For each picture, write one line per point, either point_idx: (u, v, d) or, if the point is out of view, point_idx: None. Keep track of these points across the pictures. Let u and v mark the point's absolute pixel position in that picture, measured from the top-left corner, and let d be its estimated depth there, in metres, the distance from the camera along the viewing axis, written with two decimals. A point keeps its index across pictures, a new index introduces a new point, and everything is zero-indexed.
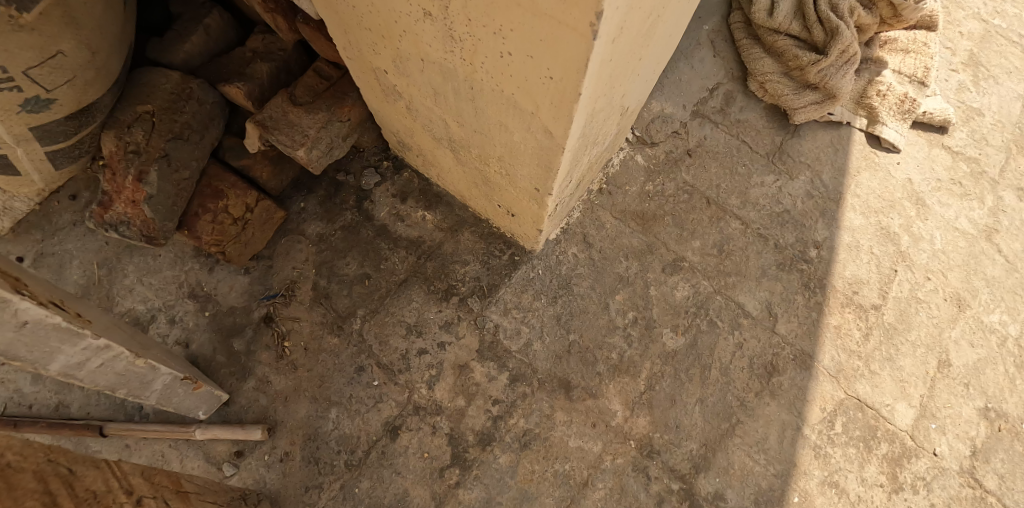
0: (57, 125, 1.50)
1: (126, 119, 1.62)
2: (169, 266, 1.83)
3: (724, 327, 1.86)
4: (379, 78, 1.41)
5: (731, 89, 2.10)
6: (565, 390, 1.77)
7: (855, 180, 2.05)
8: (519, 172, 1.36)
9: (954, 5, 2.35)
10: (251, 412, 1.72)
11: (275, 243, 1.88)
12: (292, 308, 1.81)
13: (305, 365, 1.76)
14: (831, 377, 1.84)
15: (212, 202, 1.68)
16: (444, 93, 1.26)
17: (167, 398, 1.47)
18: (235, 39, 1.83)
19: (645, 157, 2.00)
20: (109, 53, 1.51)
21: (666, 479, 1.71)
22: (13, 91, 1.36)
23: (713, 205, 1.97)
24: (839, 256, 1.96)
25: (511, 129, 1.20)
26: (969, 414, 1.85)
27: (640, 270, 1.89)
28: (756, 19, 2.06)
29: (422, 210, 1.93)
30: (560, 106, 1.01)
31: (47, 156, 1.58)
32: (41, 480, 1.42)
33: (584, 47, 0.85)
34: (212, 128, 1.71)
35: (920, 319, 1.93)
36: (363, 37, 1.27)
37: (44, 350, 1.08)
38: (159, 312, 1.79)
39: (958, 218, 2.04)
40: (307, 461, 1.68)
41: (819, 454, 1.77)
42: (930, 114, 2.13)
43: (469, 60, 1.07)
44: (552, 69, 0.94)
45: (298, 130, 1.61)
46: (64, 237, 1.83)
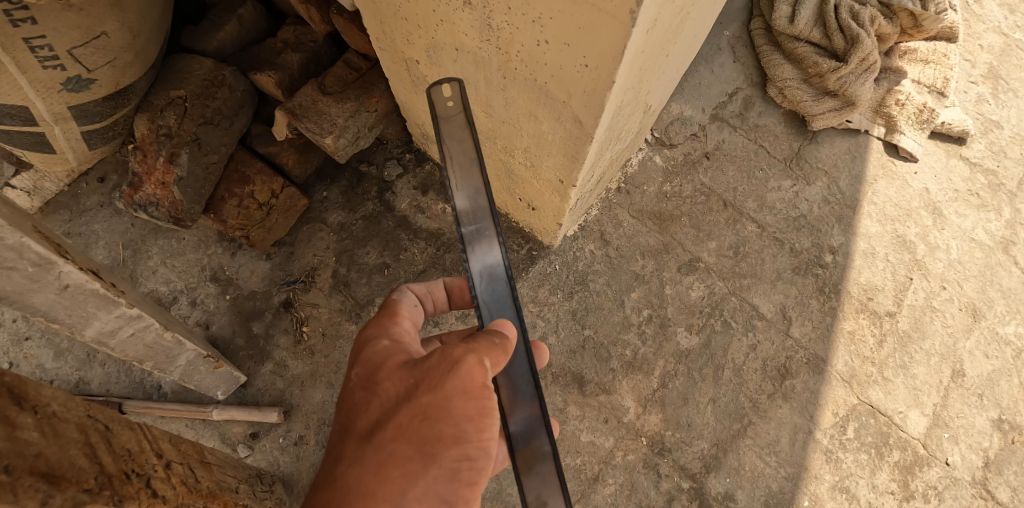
0: (95, 105, 1.54)
1: (159, 102, 1.65)
2: (192, 249, 1.86)
3: (738, 328, 1.87)
4: (411, 69, 1.44)
5: (750, 94, 2.13)
6: (578, 385, 1.78)
7: (872, 187, 2.06)
8: (544, 163, 1.39)
9: (975, 18, 2.37)
10: (268, 395, 1.74)
11: (297, 230, 1.91)
12: (311, 294, 1.84)
13: (322, 351, 1.79)
14: (844, 382, 1.84)
15: (239, 187, 1.71)
16: (475, 83, 1.29)
17: (189, 374, 1.50)
18: (267, 30, 1.87)
19: (664, 158, 2.02)
20: (149, 37, 1.56)
21: (676, 477, 1.72)
22: (56, 68, 1.41)
23: (729, 208, 1.99)
24: (855, 262, 1.97)
25: (541, 120, 1.23)
26: (982, 425, 1.85)
27: (656, 269, 1.90)
28: (777, 26, 2.09)
29: (442, 203, 1.96)
30: (593, 95, 1.04)
31: (82, 136, 1.63)
32: (85, 440, 0.83)
33: (622, 35, 0.88)
34: (242, 115, 1.75)
35: (935, 328, 1.93)
36: (399, 27, 1.30)
37: (81, 314, 1.11)
38: (181, 293, 1.82)
39: (975, 229, 2.05)
40: (321, 446, 1.70)
41: (830, 459, 1.77)
42: (949, 125, 2.15)
43: (504, 50, 1.10)
44: (588, 57, 0.97)
45: (327, 118, 1.65)
46: (91, 218, 1.88)
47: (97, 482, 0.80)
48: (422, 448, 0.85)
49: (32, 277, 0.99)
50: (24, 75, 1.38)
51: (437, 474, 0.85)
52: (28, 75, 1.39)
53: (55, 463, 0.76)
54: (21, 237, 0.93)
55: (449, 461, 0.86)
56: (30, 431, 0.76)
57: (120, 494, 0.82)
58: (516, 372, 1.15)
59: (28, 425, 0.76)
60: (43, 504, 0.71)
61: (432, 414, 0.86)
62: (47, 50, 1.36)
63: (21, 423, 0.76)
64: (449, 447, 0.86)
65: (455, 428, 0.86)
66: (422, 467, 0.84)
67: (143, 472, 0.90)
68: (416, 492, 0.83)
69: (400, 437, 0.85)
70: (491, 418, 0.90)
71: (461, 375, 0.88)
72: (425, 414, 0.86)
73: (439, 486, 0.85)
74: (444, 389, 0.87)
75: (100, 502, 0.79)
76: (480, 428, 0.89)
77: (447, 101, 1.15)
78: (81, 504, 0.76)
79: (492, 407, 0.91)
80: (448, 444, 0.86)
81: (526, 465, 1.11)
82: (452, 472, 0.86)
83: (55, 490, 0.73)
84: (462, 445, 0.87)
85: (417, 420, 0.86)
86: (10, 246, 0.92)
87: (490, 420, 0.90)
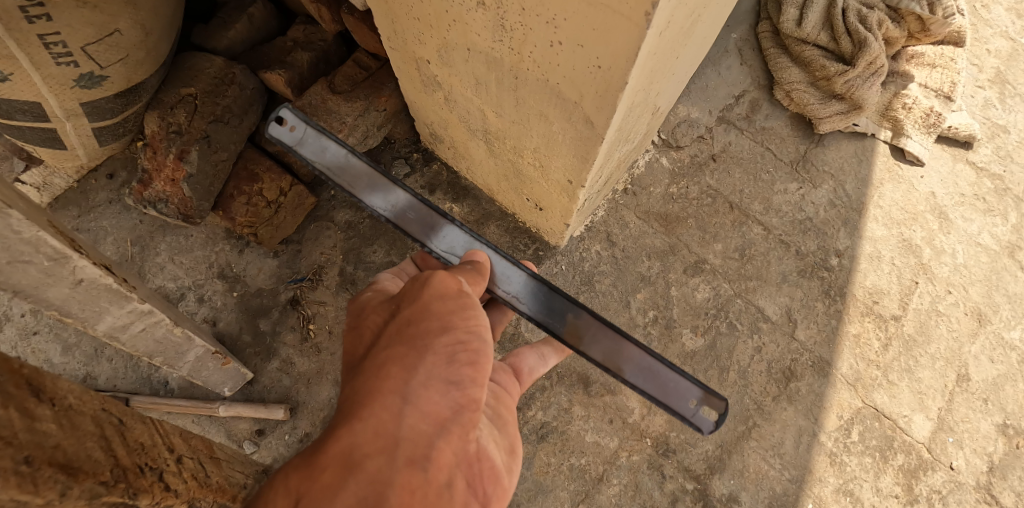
0: (106, 102, 1.55)
1: (169, 100, 1.67)
2: (200, 246, 1.87)
3: (743, 330, 1.87)
4: (421, 69, 1.45)
5: (757, 97, 2.14)
6: (583, 385, 1.78)
7: (878, 191, 2.06)
8: (553, 163, 1.39)
9: (982, 23, 2.37)
10: (274, 392, 1.75)
11: (304, 228, 1.92)
12: (318, 292, 1.85)
13: (329, 349, 1.80)
14: (849, 385, 1.85)
15: (248, 185, 1.73)
16: (486, 83, 1.29)
17: (197, 370, 1.51)
18: (276, 29, 1.88)
19: (670, 160, 2.02)
20: (161, 35, 1.56)
21: (681, 478, 1.72)
22: (69, 65, 1.42)
23: (735, 210, 1.99)
24: (860, 265, 1.97)
25: (551, 120, 1.23)
26: (987, 430, 1.85)
27: (662, 270, 1.91)
28: (784, 29, 2.10)
29: (449, 202, 1.96)
30: (605, 95, 1.04)
31: (93, 133, 1.64)
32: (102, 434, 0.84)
33: (637, 36, 0.89)
34: (251, 113, 1.76)
35: (940, 332, 1.93)
36: (411, 27, 1.31)
37: (94, 309, 1.12)
38: (188, 290, 1.83)
39: (981, 233, 2.05)
40: None
41: (835, 462, 1.77)
42: (955, 129, 2.15)
43: (517, 50, 1.11)
44: (601, 58, 0.97)
45: (336, 117, 1.65)
46: (100, 214, 1.89)
47: (113, 474, 0.81)
48: (414, 342, 0.89)
49: (46, 271, 0.99)
50: (37, 71, 1.39)
51: (435, 360, 0.87)
52: (41, 72, 1.40)
53: (72, 455, 0.77)
54: (37, 231, 0.93)
55: (443, 346, 0.89)
56: (48, 423, 0.77)
57: (134, 487, 0.83)
58: (514, 284, 1.22)
59: (46, 418, 0.77)
60: (61, 496, 0.73)
61: (416, 316, 0.93)
62: (61, 47, 1.37)
63: (39, 416, 0.76)
64: (439, 336, 0.90)
65: (440, 320, 0.92)
66: (420, 357, 0.87)
67: (156, 466, 0.90)
68: (420, 379, 0.85)
69: (392, 341, 0.90)
70: (475, 313, 0.96)
71: (435, 282, 0.97)
72: (409, 318, 0.92)
73: (441, 371, 0.87)
74: (422, 298, 0.95)
75: (115, 495, 0.79)
76: (465, 318, 0.94)
77: (289, 127, 1.23)
78: (98, 496, 0.76)
79: (473, 306, 0.97)
80: (438, 334, 0.90)
81: (577, 338, 1.18)
82: (449, 355, 0.89)
83: (73, 481, 0.74)
84: (451, 332, 0.91)
85: (404, 326, 0.92)
86: (26, 241, 0.93)
87: (474, 314, 0.96)
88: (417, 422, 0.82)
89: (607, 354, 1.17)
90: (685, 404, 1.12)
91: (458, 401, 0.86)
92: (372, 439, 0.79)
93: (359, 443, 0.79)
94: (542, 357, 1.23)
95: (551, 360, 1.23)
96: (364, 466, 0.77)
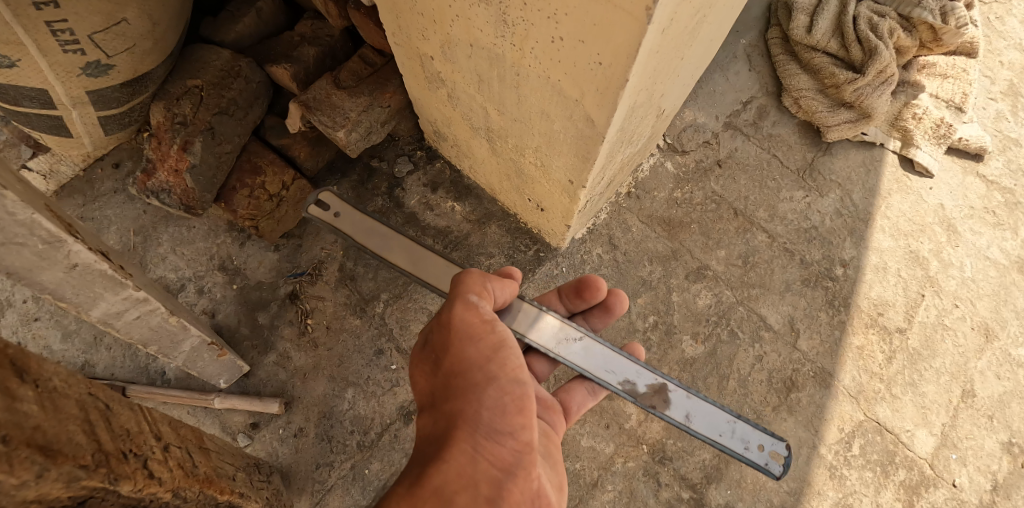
0: (113, 91, 1.56)
1: (176, 91, 1.67)
2: (202, 238, 1.87)
3: (744, 338, 1.85)
4: (425, 65, 1.45)
5: (765, 103, 2.12)
6: None
7: (885, 201, 2.04)
8: (555, 163, 1.38)
9: (996, 34, 2.34)
10: (270, 385, 1.75)
11: (306, 223, 1.92)
12: (317, 287, 1.85)
13: (326, 343, 1.80)
14: (851, 397, 1.82)
15: (250, 178, 1.73)
16: (488, 80, 1.29)
17: (192, 361, 1.51)
18: (285, 24, 1.88)
19: (675, 164, 2.01)
20: (169, 26, 1.57)
21: (677, 487, 1.70)
22: (76, 53, 1.42)
23: (740, 217, 1.98)
24: (866, 276, 1.94)
25: (553, 118, 1.22)
26: (992, 448, 1.81)
27: (663, 275, 1.89)
28: (793, 36, 2.08)
29: (451, 201, 1.95)
30: (605, 93, 1.03)
31: (99, 121, 1.65)
32: (88, 423, 0.83)
33: (638, 32, 0.88)
34: (256, 107, 1.76)
35: (946, 347, 1.90)
36: (415, 22, 1.31)
37: (88, 294, 1.12)
38: (189, 281, 1.84)
39: (990, 247, 2.02)
40: (320, 439, 1.71)
41: (834, 476, 1.74)
42: (966, 140, 2.12)
43: (519, 46, 1.10)
44: (602, 54, 0.96)
45: (340, 112, 1.65)
46: (105, 203, 1.90)
47: (94, 459, 0.80)
48: (469, 395, 1.04)
49: (41, 254, 0.99)
50: (45, 58, 1.40)
51: (491, 413, 1.03)
52: (49, 59, 1.41)
53: (52, 436, 0.76)
54: (32, 213, 0.93)
55: (493, 398, 1.04)
56: (30, 404, 0.76)
57: (116, 473, 0.82)
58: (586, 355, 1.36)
59: (29, 398, 0.76)
60: (37, 477, 0.71)
61: (460, 369, 1.08)
62: (68, 34, 1.38)
63: (21, 396, 0.75)
64: (487, 386, 1.05)
65: (483, 371, 1.06)
66: (477, 409, 1.03)
67: (140, 453, 0.90)
68: (481, 430, 1.01)
69: (452, 397, 1.06)
70: (507, 352, 1.10)
71: (460, 325, 1.10)
72: (454, 370, 1.08)
73: (497, 422, 1.03)
74: (457, 345, 1.09)
75: (95, 479, 0.78)
76: (503, 364, 1.08)
77: None
78: (76, 479, 0.76)
79: (501, 339, 1.11)
80: (485, 386, 1.05)
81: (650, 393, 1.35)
82: (501, 405, 1.04)
83: (51, 463, 0.73)
84: (495, 383, 1.06)
85: (453, 378, 1.08)
86: (21, 222, 0.93)
87: (508, 355, 1.10)
88: (488, 468, 0.98)
89: (686, 413, 1.34)
90: (754, 453, 1.33)
91: (516, 444, 1.03)
92: (455, 479, 0.96)
93: (445, 481, 0.95)
94: (592, 390, 1.41)
95: (599, 395, 1.41)
96: (454, 500, 0.93)
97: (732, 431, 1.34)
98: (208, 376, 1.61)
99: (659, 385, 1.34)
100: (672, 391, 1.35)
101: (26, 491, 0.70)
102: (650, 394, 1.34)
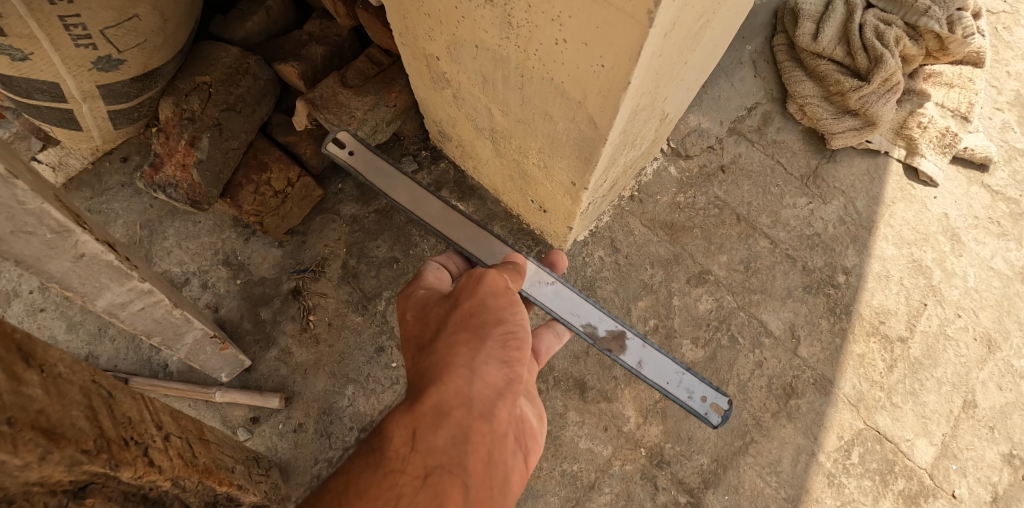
0: (123, 86, 1.58)
1: (185, 87, 1.69)
2: (207, 233, 1.89)
3: (745, 344, 1.85)
4: (430, 65, 1.46)
5: (770, 109, 2.12)
6: (580, 391, 1.77)
7: (889, 209, 2.04)
8: (557, 165, 1.39)
9: (1003, 45, 2.34)
10: (271, 381, 1.76)
11: (310, 220, 1.94)
12: (319, 284, 1.86)
13: (327, 340, 1.81)
14: (851, 405, 1.81)
15: (257, 174, 1.75)
16: (492, 81, 1.30)
17: (195, 353, 1.52)
18: (294, 22, 1.90)
19: (679, 169, 2.01)
20: (179, 22, 1.59)
21: (674, 491, 1.70)
22: (88, 48, 1.44)
23: (742, 222, 1.98)
24: (868, 284, 1.94)
25: (555, 120, 1.23)
26: (992, 459, 1.80)
27: (665, 279, 1.89)
28: (800, 42, 2.08)
29: (455, 201, 1.96)
30: (608, 95, 1.04)
31: (108, 115, 1.67)
32: (91, 410, 0.84)
33: (640, 35, 0.89)
34: (264, 104, 1.77)
35: (948, 357, 1.89)
36: (421, 23, 1.32)
37: (94, 284, 1.13)
38: (193, 275, 1.85)
39: (993, 257, 2.01)
40: (319, 434, 1.72)
41: (833, 483, 1.73)
42: (971, 150, 2.12)
43: (523, 47, 1.11)
44: (604, 57, 0.97)
45: (346, 111, 1.67)
46: (112, 197, 1.92)
47: (96, 444, 0.81)
48: (476, 330, 1.02)
49: (49, 243, 1.01)
50: (58, 52, 1.42)
51: (494, 345, 1.01)
52: (61, 53, 1.43)
53: (55, 421, 0.77)
54: (42, 203, 0.95)
55: (499, 334, 1.02)
56: (35, 388, 0.77)
57: (117, 459, 0.83)
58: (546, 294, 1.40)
59: (33, 382, 0.77)
60: (40, 459, 0.73)
61: (475, 309, 1.05)
62: (80, 29, 1.40)
63: (26, 380, 0.76)
64: (495, 324, 1.03)
65: (496, 314, 1.05)
66: (479, 338, 1.01)
67: (142, 441, 0.92)
68: (482, 355, 0.99)
69: (459, 329, 1.03)
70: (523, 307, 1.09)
71: (483, 279, 1.08)
72: (468, 308, 1.05)
73: (498, 353, 1.01)
74: (478, 294, 1.07)
75: (96, 464, 0.80)
76: (515, 311, 1.07)
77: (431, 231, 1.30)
78: (78, 464, 0.77)
79: (520, 301, 1.10)
80: (495, 324, 1.03)
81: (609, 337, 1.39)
82: (504, 341, 1.02)
83: (54, 446, 0.74)
84: (505, 324, 1.04)
85: (466, 316, 1.04)
86: (31, 212, 0.94)
87: (520, 307, 1.08)
88: (483, 389, 0.96)
89: (639, 360, 1.39)
90: (696, 402, 1.37)
91: (511, 373, 1.01)
92: (453, 395, 0.93)
93: (445, 397, 0.93)
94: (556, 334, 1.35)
95: None
96: (452, 416, 0.91)
97: (680, 381, 1.39)
98: (209, 368, 1.62)
99: (618, 331, 1.39)
100: (628, 338, 1.39)
101: (28, 472, 0.72)
102: (609, 339, 1.39)
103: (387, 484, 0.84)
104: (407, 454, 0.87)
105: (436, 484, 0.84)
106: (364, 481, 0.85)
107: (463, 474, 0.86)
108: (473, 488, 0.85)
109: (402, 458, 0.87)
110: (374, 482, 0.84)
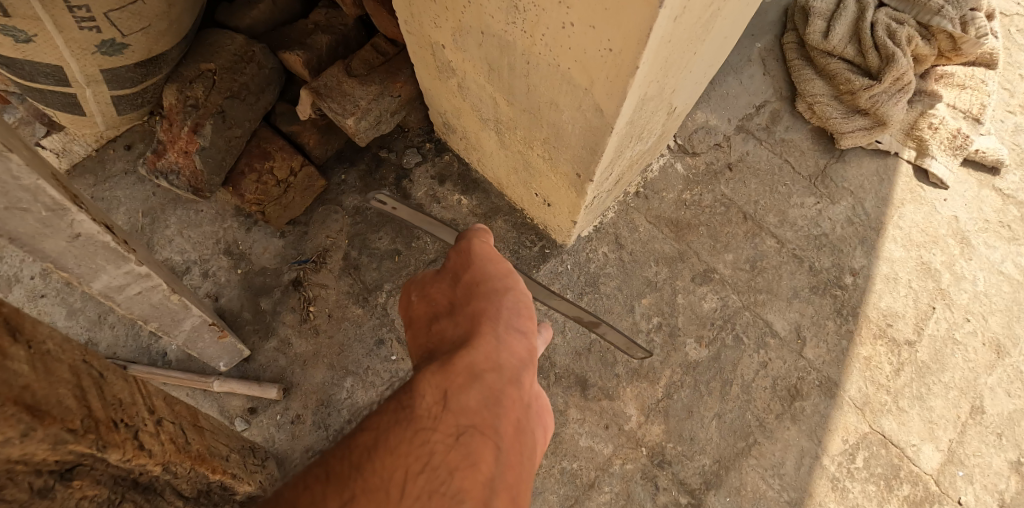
0: (126, 71, 1.57)
1: (189, 74, 1.68)
2: (209, 222, 1.88)
3: (749, 344, 1.82)
4: (436, 54, 1.44)
5: (778, 108, 2.10)
6: (581, 388, 1.75)
7: (898, 211, 2.01)
8: (562, 156, 1.37)
9: (1015, 47, 2.31)
10: (269, 371, 1.74)
11: (312, 211, 1.92)
12: (320, 275, 1.85)
13: (326, 331, 1.79)
14: (856, 408, 1.78)
15: (259, 162, 1.73)
16: (498, 68, 1.28)
17: (193, 340, 1.51)
18: (300, 12, 1.89)
19: (685, 166, 1.99)
20: (184, 8, 1.58)
21: (674, 492, 1.67)
22: (92, 31, 1.43)
23: (749, 221, 1.95)
24: (875, 286, 1.91)
25: (561, 108, 1.21)
26: (999, 466, 1.77)
27: (669, 276, 1.87)
28: (810, 40, 2.06)
29: (458, 194, 1.95)
30: (615, 81, 1.02)
31: (112, 101, 1.66)
32: (80, 391, 0.83)
33: (649, 17, 0.87)
34: (268, 93, 1.76)
35: (955, 361, 1.86)
36: (427, 10, 1.31)
37: (90, 266, 1.12)
38: (194, 264, 1.84)
39: (1003, 261, 1.98)
40: (317, 426, 1.70)
41: (837, 487, 1.70)
42: (983, 152, 2.09)
43: (529, 33, 1.09)
44: (612, 40, 0.95)
45: (350, 100, 1.65)
46: (114, 184, 1.91)
47: (83, 424, 0.80)
48: (494, 300, 1.02)
49: (44, 222, 0.99)
50: (61, 34, 1.41)
51: (512, 317, 1.01)
52: (65, 35, 1.42)
53: (41, 398, 0.75)
54: (37, 179, 0.93)
55: (516, 307, 1.03)
56: (21, 363, 0.76)
57: (104, 440, 0.82)
58: None
59: (19, 358, 0.76)
60: (23, 436, 0.71)
61: (489, 282, 1.05)
62: (84, 12, 1.39)
63: (13, 355, 0.75)
64: (511, 298, 1.04)
65: (508, 287, 1.06)
66: (499, 311, 1.01)
67: (132, 424, 0.90)
68: (503, 327, 0.98)
69: (477, 300, 1.02)
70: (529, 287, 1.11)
71: (490, 258, 1.09)
72: (480, 281, 1.05)
73: (516, 325, 1.01)
74: (488, 269, 1.08)
75: (83, 444, 0.78)
76: (525, 288, 1.08)
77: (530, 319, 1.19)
78: (63, 442, 0.75)
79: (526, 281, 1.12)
80: (510, 298, 1.04)
81: None
82: (520, 313, 1.03)
83: (38, 423, 0.72)
84: (519, 298, 1.05)
85: (480, 288, 1.04)
86: (25, 188, 0.93)
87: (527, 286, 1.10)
88: (510, 357, 0.94)
89: None
90: None
91: (529, 347, 1.00)
92: (483, 359, 0.91)
93: (475, 361, 0.90)
94: None
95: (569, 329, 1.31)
96: (483, 379, 0.89)
97: None
98: (209, 356, 1.62)
99: None
100: None
101: (11, 449, 0.70)
102: None
103: (419, 441, 0.79)
104: (438, 412, 0.82)
105: (468, 444, 0.80)
106: (393, 439, 0.79)
107: (495, 436, 0.83)
108: (505, 450, 0.82)
109: (433, 416, 0.82)
110: (405, 440, 0.79)
